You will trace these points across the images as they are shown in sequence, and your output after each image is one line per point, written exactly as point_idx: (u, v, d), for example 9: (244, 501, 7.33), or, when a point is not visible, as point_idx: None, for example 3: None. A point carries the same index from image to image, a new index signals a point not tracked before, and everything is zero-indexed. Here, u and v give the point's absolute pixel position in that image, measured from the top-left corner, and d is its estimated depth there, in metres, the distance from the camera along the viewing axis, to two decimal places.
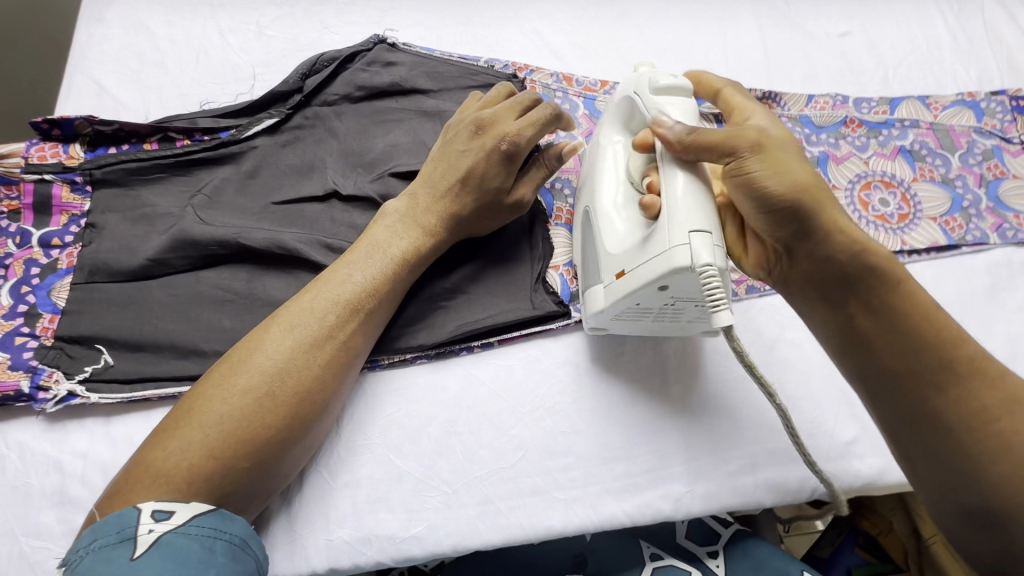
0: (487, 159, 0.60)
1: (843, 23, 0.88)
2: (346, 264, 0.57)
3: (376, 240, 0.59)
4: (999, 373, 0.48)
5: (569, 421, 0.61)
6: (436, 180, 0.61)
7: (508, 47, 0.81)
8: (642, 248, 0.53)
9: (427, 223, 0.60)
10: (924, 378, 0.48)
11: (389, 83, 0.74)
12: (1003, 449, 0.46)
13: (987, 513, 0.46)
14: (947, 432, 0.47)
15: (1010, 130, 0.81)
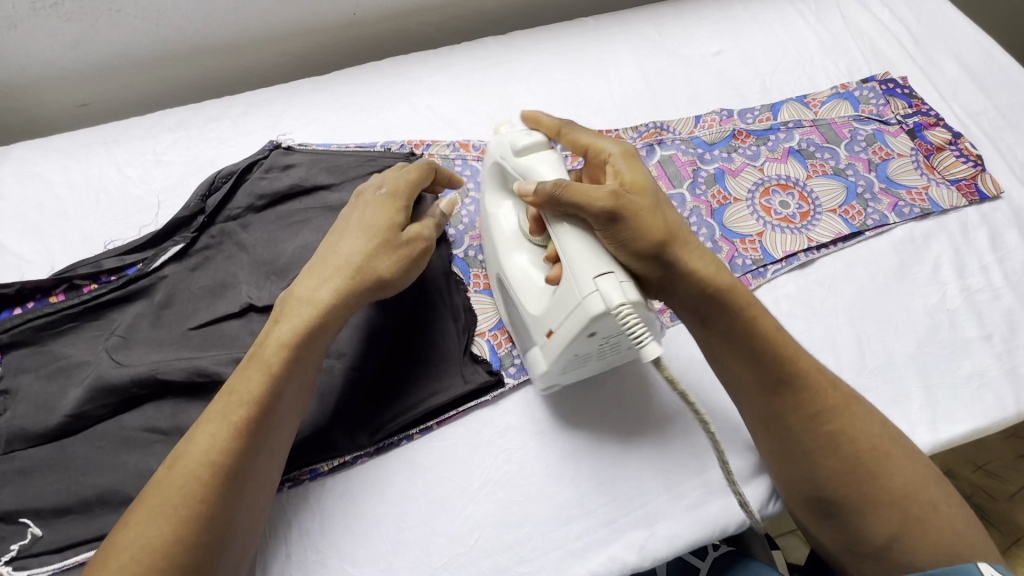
0: (368, 209, 0.60)
1: (714, 41, 0.93)
2: (236, 371, 0.53)
3: (265, 335, 0.55)
4: (829, 381, 0.55)
5: (520, 488, 0.61)
6: (326, 251, 0.58)
7: (404, 126, 0.84)
8: (554, 305, 0.55)
9: (320, 297, 0.55)
10: (768, 380, 0.55)
11: (289, 186, 0.75)
12: (833, 446, 0.53)
13: (825, 504, 0.54)
14: (790, 435, 0.55)
15: (886, 112, 0.86)
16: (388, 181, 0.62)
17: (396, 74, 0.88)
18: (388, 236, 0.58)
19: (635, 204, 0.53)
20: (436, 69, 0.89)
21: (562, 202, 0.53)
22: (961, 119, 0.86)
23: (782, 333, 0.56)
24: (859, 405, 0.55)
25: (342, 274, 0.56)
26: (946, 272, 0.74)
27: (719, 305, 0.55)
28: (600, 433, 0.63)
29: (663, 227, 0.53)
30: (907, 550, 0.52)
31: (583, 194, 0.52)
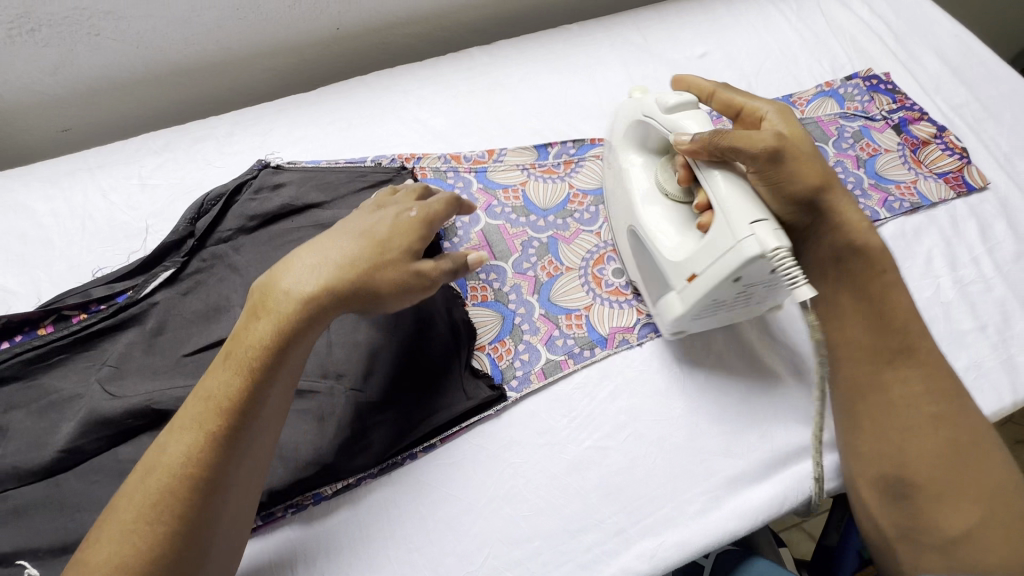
0: (391, 225, 0.58)
1: (699, 44, 0.93)
2: (210, 376, 0.51)
3: (240, 336, 0.52)
4: (937, 366, 0.59)
5: (527, 502, 0.60)
6: (312, 249, 0.56)
7: (393, 140, 0.83)
8: (703, 249, 0.56)
9: (297, 297, 0.52)
10: (886, 350, 0.59)
11: (280, 205, 0.75)
12: (932, 428, 0.56)
13: (902, 485, 0.56)
14: (889, 408, 0.58)
15: (871, 109, 0.87)
16: (416, 206, 0.60)
17: (383, 88, 0.88)
18: (390, 252, 0.56)
19: (794, 149, 0.58)
20: (423, 81, 0.88)
21: (718, 151, 0.55)
22: (945, 112, 0.87)
23: (910, 309, 0.61)
24: (964, 399, 0.58)
25: (325, 274, 0.54)
26: (938, 265, 0.75)
27: (863, 258, 0.61)
28: (605, 442, 0.63)
29: (823, 175, 0.60)
30: (980, 547, 0.52)
31: (746, 141, 0.55)
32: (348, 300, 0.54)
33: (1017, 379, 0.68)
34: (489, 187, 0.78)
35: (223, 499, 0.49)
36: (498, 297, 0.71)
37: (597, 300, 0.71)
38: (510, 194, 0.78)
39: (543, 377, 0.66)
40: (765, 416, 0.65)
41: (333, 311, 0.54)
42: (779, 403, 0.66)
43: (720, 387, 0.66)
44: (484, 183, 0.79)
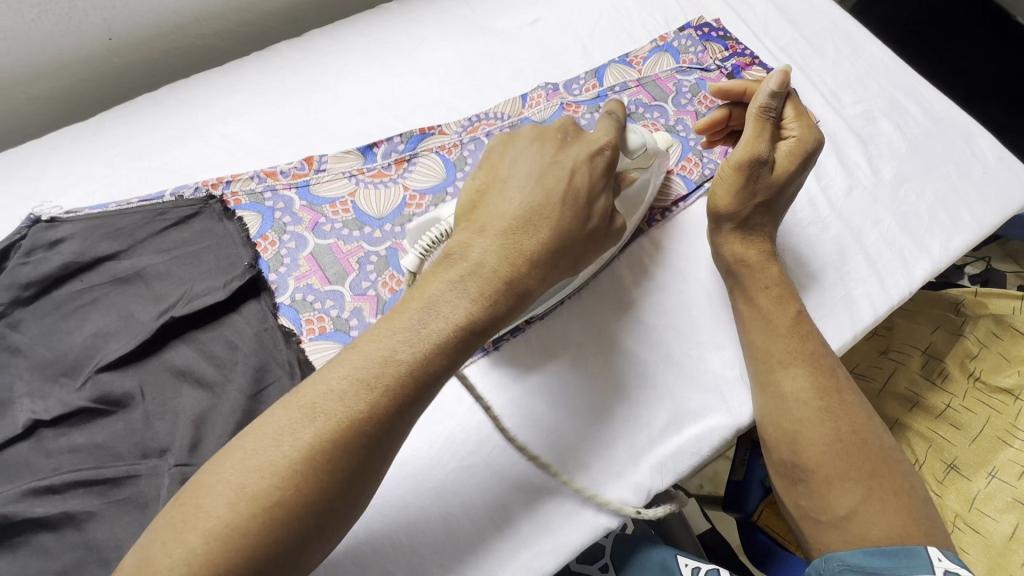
0: (587, 170, 0.58)
1: (530, 10, 0.87)
2: (392, 333, 0.48)
3: (435, 300, 0.50)
4: (829, 361, 0.61)
5: (393, 542, 0.57)
6: (500, 205, 0.56)
7: (198, 165, 0.73)
8: None
9: (505, 274, 0.52)
10: (772, 358, 0.61)
11: (62, 265, 0.63)
12: (802, 425, 0.58)
13: (803, 481, 0.58)
14: (781, 409, 0.60)
15: (705, 59, 0.85)
16: (609, 146, 0.59)
17: (179, 104, 0.76)
18: (585, 205, 0.58)
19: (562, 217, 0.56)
20: (227, 90, 0.78)
21: (586, 196, 0.58)
22: (774, 54, 0.87)
23: (788, 315, 0.63)
24: (849, 390, 0.60)
25: (522, 230, 0.54)
26: None
27: (751, 277, 0.65)
28: (470, 461, 0.60)
29: (525, 250, 0.54)
30: (865, 522, 0.54)
31: (583, 195, 0.58)
32: (558, 253, 0.56)
33: (856, 313, 0.71)
34: (314, 203, 0.71)
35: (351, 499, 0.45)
36: (336, 327, 0.66)
37: None
38: (338, 207, 0.71)
39: None
40: (629, 396, 0.64)
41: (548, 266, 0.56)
42: (639, 382, 0.65)
43: (582, 380, 0.65)
44: (307, 199, 0.71)
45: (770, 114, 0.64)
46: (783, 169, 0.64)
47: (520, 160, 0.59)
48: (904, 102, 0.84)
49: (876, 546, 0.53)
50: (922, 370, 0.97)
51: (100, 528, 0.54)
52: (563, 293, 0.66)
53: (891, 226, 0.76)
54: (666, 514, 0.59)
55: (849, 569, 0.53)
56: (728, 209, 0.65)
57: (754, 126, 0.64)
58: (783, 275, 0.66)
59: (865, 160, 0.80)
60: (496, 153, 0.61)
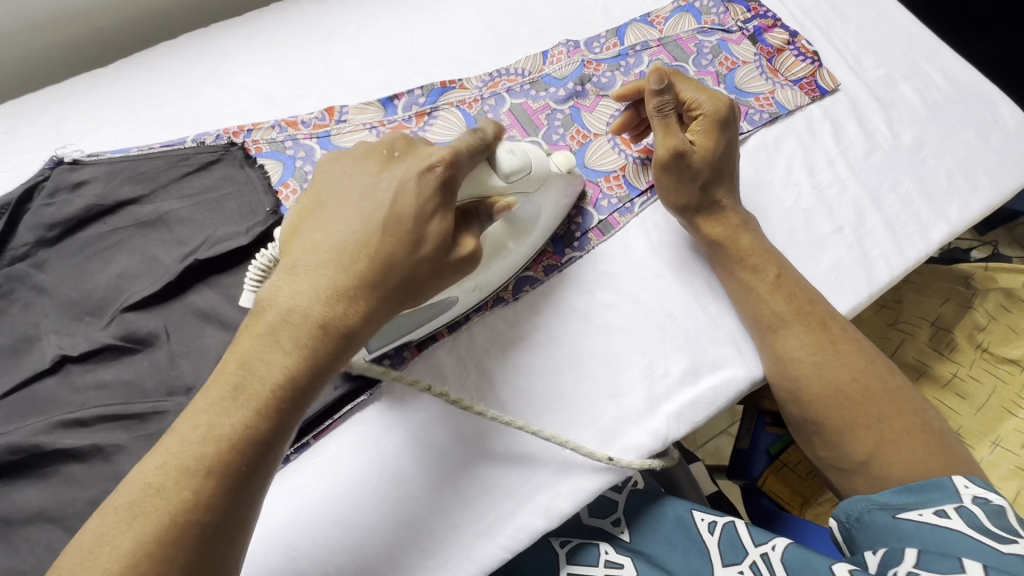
0: (414, 188, 0.48)
1: None
2: (205, 405, 0.43)
3: (250, 359, 0.44)
4: (818, 315, 0.62)
5: (415, 483, 0.59)
6: (317, 233, 0.48)
7: (218, 114, 0.73)
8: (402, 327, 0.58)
9: (323, 315, 0.45)
10: (765, 318, 0.63)
11: (86, 207, 0.64)
12: (804, 380, 0.60)
13: (819, 434, 0.60)
14: (782, 368, 0.61)
15: (726, 21, 0.84)
16: (436, 156, 0.49)
17: (198, 53, 0.76)
18: (416, 227, 0.48)
19: (340, 283, 0.46)
20: (245, 40, 0.77)
21: (415, 220, 0.48)
22: (796, 17, 0.87)
23: (775, 274, 0.64)
24: (846, 338, 0.61)
25: (333, 267, 0.47)
26: (797, 173, 0.76)
27: (745, 236, 0.66)
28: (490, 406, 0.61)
29: (335, 293, 0.46)
30: (886, 464, 0.55)
31: (409, 218, 0.48)
32: (387, 289, 0.47)
33: (872, 273, 0.71)
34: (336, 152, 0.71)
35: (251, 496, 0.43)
36: None
37: None
38: None
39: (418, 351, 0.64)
40: (647, 347, 0.65)
41: (373, 303, 0.47)
42: (657, 335, 0.66)
43: (597, 333, 0.66)
44: (328, 148, 0.71)
45: (666, 108, 0.65)
46: (706, 144, 0.65)
47: (341, 182, 0.50)
48: (926, 67, 0.84)
49: (903, 484, 0.54)
50: (930, 341, 0.98)
51: (129, 460, 0.55)
52: (439, 322, 0.63)
53: (910, 189, 0.76)
54: (662, 466, 0.60)
55: (880, 507, 0.53)
56: (678, 202, 0.66)
57: (660, 127, 0.65)
58: (763, 236, 0.67)
59: (885, 124, 0.80)
60: (322, 172, 0.52)
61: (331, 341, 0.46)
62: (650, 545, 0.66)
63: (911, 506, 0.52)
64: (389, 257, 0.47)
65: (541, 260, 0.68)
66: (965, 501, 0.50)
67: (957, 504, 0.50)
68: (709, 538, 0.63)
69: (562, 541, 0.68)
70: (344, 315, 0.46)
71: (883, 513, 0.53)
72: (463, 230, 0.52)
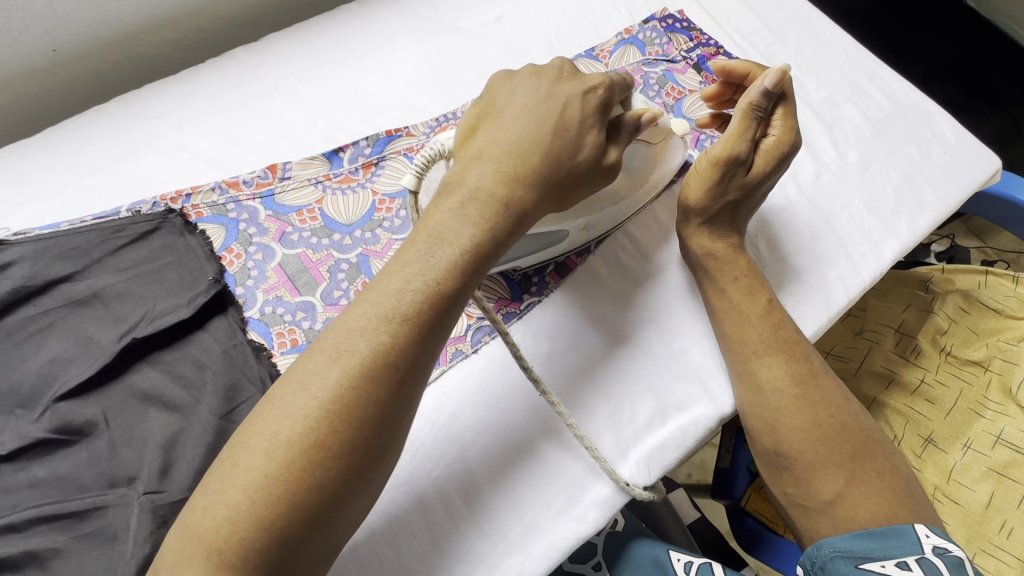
0: (582, 101, 0.56)
1: (494, 7, 0.86)
2: (403, 266, 0.49)
3: (441, 229, 0.50)
4: (803, 347, 0.62)
5: (379, 557, 0.56)
6: (490, 135, 0.55)
7: (155, 178, 0.70)
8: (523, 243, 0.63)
9: (503, 195, 0.52)
10: (749, 347, 0.61)
11: (12, 290, 0.60)
12: (785, 410, 0.59)
13: (790, 467, 0.58)
14: (761, 398, 0.60)
15: (670, 51, 0.85)
16: (600, 79, 0.56)
17: (132, 115, 0.73)
18: (580, 133, 0.55)
19: (512, 170, 0.53)
20: (182, 98, 0.75)
21: (574, 124, 0.55)
22: (738, 44, 0.88)
23: (760, 305, 0.63)
24: (824, 374, 0.61)
25: (512, 160, 0.53)
26: None
27: (724, 269, 0.65)
28: (452, 469, 0.59)
29: (509, 180, 0.52)
30: (852, 506, 0.55)
31: (573, 124, 0.55)
32: (553, 184, 0.54)
33: (829, 296, 0.72)
34: (281, 212, 0.69)
35: (391, 429, 0.46)
36: (308, 338, 0.64)
37: None
38: (306, 215, 0.69)
39: None
40: (613, 391, 0.64)
41: (542, 197, 0.54)
42: (621, 377, 0.65)
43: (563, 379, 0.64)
44: (273, 208, 0.69)
45: (756, 112, 0.63)
46: (761, 165, 0.64)
47: (516, 91, 0.57)
48: (866, 86, 0.86)
49: (867, 529, 0.54)
50: (896, 348, 0.99)
51: (65, 565, 0.51)
52: (555, 252, 0.67)
53: (860, 208, 0.77)
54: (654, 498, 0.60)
55: (842, 555, 0.53)
56: (700, 204, 0.65)
57: (739, 122, 0.64)
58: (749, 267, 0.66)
59: (831, 145, 0.81)
60: (496, 84, 0.58)
61: (507, 226, 0.52)
62: None
63: (874, 556, 0.52)
64: (552, 160, 0.54)
65: (498, 308, 0.67)
66: (926, 553, 0.50)
67: (918, 556, 0.50)
68: None
69: None
70: (518, 205, 0.52)
71: (846, 561, 0.53)
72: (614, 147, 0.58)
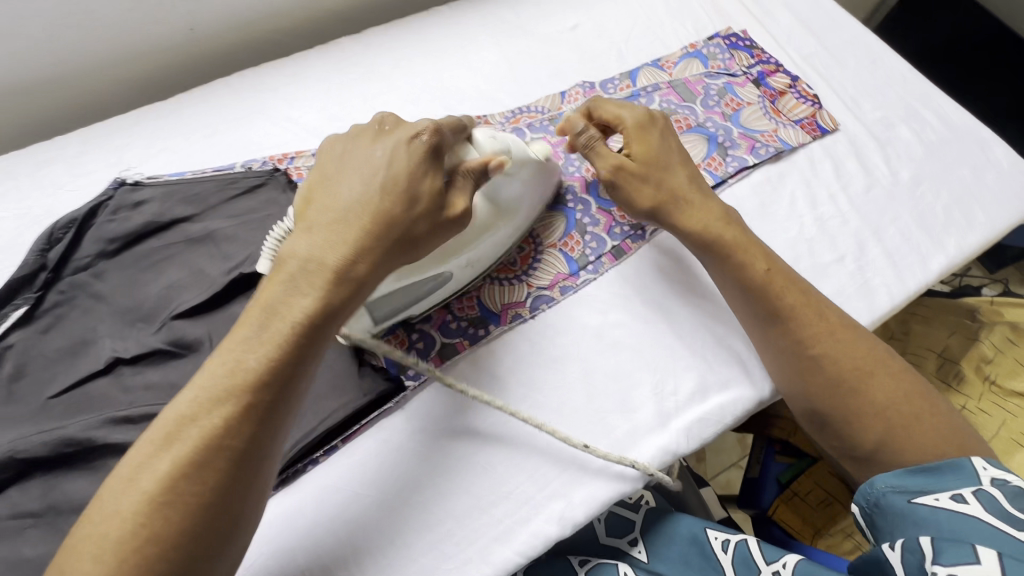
0: (405, 159, 0.56)
1: (570, 17, 0.95)
2: (234, 344, 0.49)
3: (275, 302, 0.51)
4: (817, 306, 0.64)
5: (435, 488, 0.62)
6: (327, 193, 0.55)
7: (264, 143, 0.80)
8: (407, 293, 0.63)
9: (335, 263, 0.52)
10: (766, 313, 0.64)
11: (143, 224, 0.70)
12: (808, 371, 0.62)
13: (827, 421, 0.62)
14: (787, 361, 0.63)
15: (732, 66, 0.91)
16: (422, 126, 0.57)
17: (249, 88, 0.84)
18: (407, 188, 0.55)
19: (346, 237, 0.53)
20: (291, 78, 0.85)
21: (400, 187, 0.55)
22: (798, 63, 0.93)
23: (772, 270, 0.65)
24: (845, 327, 0.63)
25: (348, 220, 0.53)
26: (800, 205, 0.80)
27: (743, 234, 0.68)
28: (507, 417, 0.65)
29: (340, 247, 0.52)
30: (896, 449, 0.58)
31: (396, 180, 0.55)
32: (388, 241, 0.54)
33: (873, 300, 0.75)
34: None
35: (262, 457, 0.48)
36: None
37: (488, 280, 0.72)
38: None
39: (440, 363, 0.68)
40: (659, 365, 0.68)
41: (381, 252, 0.54)
42: (666, 354, 0.69)
43: (613, 350, 0.69)
44: None
45: (590, 139, 0.71)
46: (638, 151, 0.70)
47: (349, 151, 0.58)
48: (921, 110, 0.89)
49: (919, 465, 0.56)
50: (937, 373, 1.00)
51: None
52: (436, 299, 0.68)
53: (908, 223, 0.80)
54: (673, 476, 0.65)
55: (895, 491, 0.55)
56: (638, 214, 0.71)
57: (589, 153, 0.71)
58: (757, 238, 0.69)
59: (883, 162, 0.85)
60: (330, 147, 0.60)
61: (336, 285, 0.52)
62: (663, 564, 0.67)
63: (928, 490, 0.53)
64: (376, 219, 0.54)
65: (557, 280, 0.73)
66: (983, 484, 0.51)
67: (975, 488, 0.51)
68: (722, 556, 0.66)
69: (581, 560, 0.70)
70: (366, 255, 0.53)
71: (900, 497, 0.54)
72: (455, 189, 0.58)
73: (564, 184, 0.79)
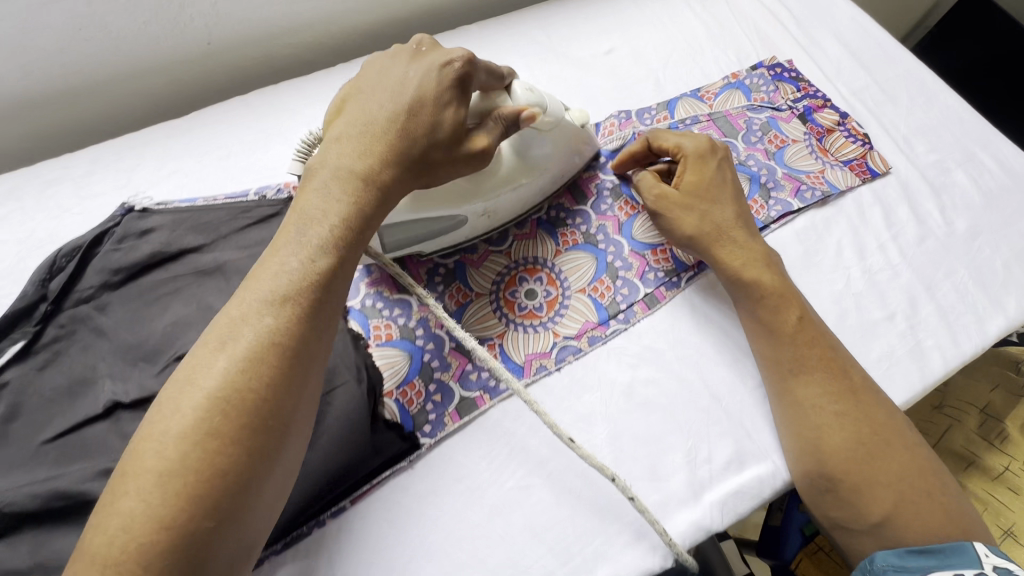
0: (434, 80, 0.56)
1: (605, 40, 0.90)
2: (277, 247, 0.49)
3: (307, 209, 0.50)
4: (845, 365, 0.60)
5: (449, 558, 0.57)
6: (360, 110, 0.55)
7: (280, 168, 0.76)
8: (422, 228, 0.65)
9: (362, 169, 0.52)
10: (788, 362, 0.60)
11: (150, 254, 0.66)
12: (825, 430, 0.57)
13: (834, 490, 0.56)
14: (801, 417, 0.58)
15: (777, 99, 0.85)
16: (456, 53, 0.57)
17: (266, 108, 0.80)
18: (431, 108, 0.55)
19: (374, 148, 0.53)
20: (311, 98, 0.81)
21: (424, 104, 0.55)
22: (847, 98, 0.88)
23: (802, 321, 0.62)
24: (867, 390, 0.59)
25: (376, 133, 0.53)
26: (848, 256, 0.75)
27: (770, 283, 0.64)
28: (527, 481, 0.61)
29: (368, 154, 0.52)
30: (899, 528, 0.53)
31: (423, 98, 0.55)
32: (408, 159, 0.54)
33: (926, 365, 0.69)
34: None
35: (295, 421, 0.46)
36: (404, 335, 0.67)
37: (512, 326, 0.68)
38: None
39: (457, 418, 0.62)
40: (693, 429, 0.64)
41: (401, 173, 0.54)
42: (701, 417, 0.64)
43: (644, 409, 0.64)
44: None
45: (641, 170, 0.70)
46: (691, 181, 0.68)
47: (385, 70, 0.58)
48: (980, 154, 0.83)
49: (921, 545, 0.52)
50: (979, 428, 0.92)
51: None
52: (448, 242, 0.70)
53: (965, 279, 0.74)
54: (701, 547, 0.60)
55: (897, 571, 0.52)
56: (681, 241, 0.68)
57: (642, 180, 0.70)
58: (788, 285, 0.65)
59: (937, 211, 0.79)
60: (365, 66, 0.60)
61: (366, 197, 0.52)
62: None
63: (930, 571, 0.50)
64: (400, 135, 0.53)
65: (585, 329, 0.68)
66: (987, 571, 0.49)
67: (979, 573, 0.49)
68: None
69: None
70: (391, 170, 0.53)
71: None
72: (479, 130, 0.58)
73: (594, 224, 0.75)
